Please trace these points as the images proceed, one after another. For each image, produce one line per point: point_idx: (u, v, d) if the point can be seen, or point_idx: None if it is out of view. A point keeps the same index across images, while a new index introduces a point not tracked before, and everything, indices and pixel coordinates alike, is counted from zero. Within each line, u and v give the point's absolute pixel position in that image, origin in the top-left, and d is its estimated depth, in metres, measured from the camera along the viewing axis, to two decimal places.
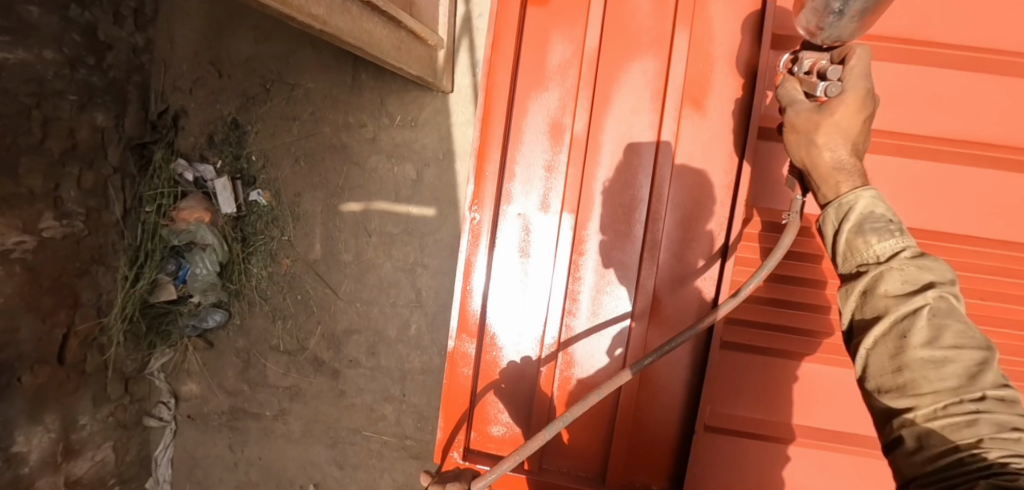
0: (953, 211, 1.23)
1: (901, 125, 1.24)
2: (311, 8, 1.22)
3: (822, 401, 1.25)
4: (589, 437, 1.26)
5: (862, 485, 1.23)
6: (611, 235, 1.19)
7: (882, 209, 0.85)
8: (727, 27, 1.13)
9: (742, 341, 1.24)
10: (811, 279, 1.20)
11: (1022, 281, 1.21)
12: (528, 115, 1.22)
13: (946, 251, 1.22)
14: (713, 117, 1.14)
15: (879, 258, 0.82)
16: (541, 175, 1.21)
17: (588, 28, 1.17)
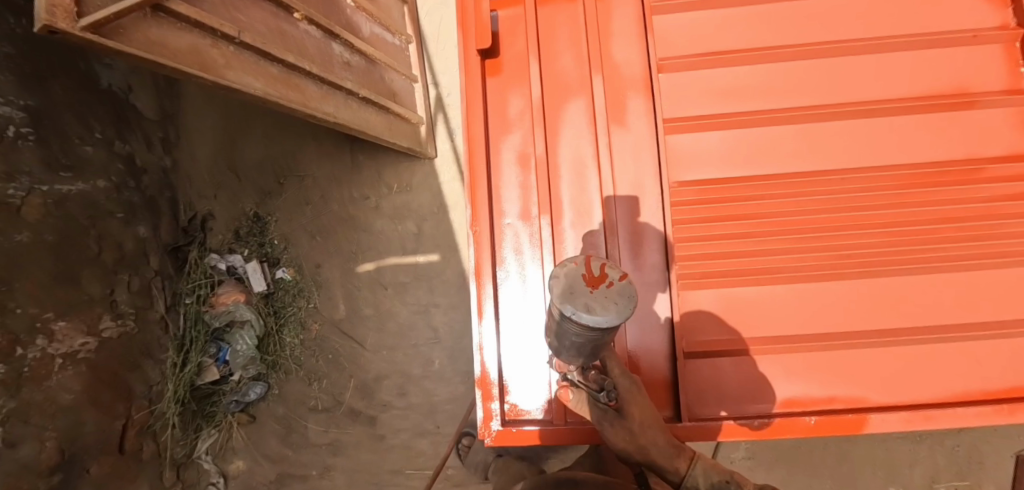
0: (857, 145, 1.48)
1: (803, 92, 1.51)
2: (324, 108, 1.80)
3: (781, 313, 1.43)
4: None
5: (848, 385, 1.39)
6: (581, 226, 1.53)
7: (714, 474, 1.25)
8: (628, 65, 1.57)
9: (696, 277, 1.45)
10: (739, 215, 1.45)
11: (933, 183, 1.41)
12: (500, 152, 1.58)
13: (860, 173, 1.45)
14: (633, 127, 1.54)
15: None
16: (519, 194, 1.56)
17: (532, 84, 1.60)
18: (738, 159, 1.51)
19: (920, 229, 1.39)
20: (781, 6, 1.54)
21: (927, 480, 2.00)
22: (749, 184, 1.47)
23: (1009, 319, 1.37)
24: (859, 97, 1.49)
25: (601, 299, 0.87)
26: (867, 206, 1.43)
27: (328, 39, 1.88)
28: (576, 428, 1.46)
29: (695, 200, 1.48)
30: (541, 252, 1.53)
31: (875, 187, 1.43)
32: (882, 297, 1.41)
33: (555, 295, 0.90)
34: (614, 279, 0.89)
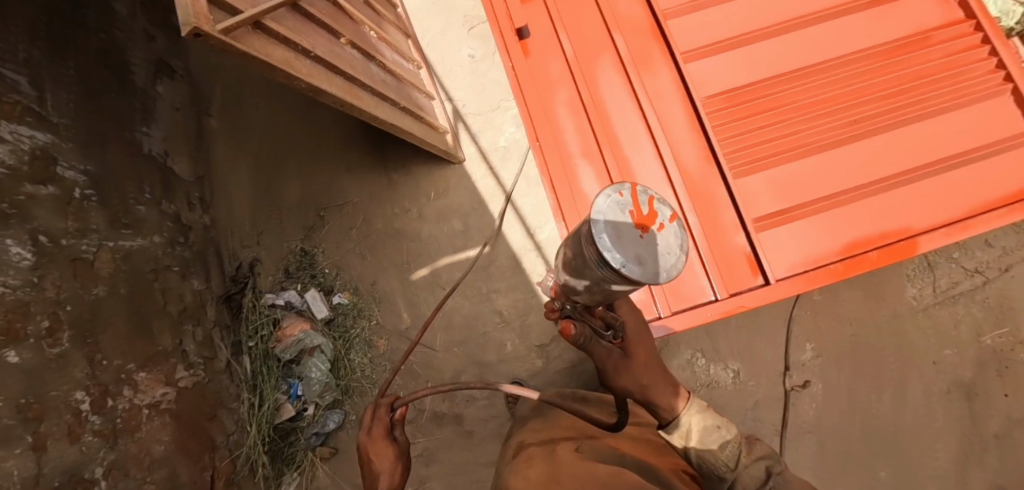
0: (836, 40, 1.81)
1: (782, 11, 1.84)
2: (379, 112, 2.00)
3: (822, 177, 1.70)
4: (693, 278, 1.68)
5: (896, 221, 1.64)
6: (634, 150, 1.78)
7: (709, 420, 1.28)
8: (638, 18, 1.87)
9: (743, 166, 1.72)
10: (756, 114, 1.78)
11: (897, 56, 1.78)
12: (551, 108, 1.86)
13: (843, 60, 1.79)
14: (655, 62, 1.82)
15: (726, 458, 1.25)
16: (578, 139, 1.82)
17: (562, 49, 1.88)
18: (746, 69, 1.81)
19: (897, 91, 1.75)
20: None
21: (972, 334, 2.24)
22: (757, 89, 1.79)
23: (993, 140, 1.68)
24: (826, 6, 1.83)
25: (646, 247, 0.88)
26: (854, 84, 1.77)
27: (366, 59, 2.11)
28: (683, 312, 1.65)
29: (721, 110, 1.78)
30: (609, 180, 1.77)
31: (857, 69, 1.78)
32: (895, 147, 1.70)
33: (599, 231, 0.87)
34: (660, 223, 0.91)
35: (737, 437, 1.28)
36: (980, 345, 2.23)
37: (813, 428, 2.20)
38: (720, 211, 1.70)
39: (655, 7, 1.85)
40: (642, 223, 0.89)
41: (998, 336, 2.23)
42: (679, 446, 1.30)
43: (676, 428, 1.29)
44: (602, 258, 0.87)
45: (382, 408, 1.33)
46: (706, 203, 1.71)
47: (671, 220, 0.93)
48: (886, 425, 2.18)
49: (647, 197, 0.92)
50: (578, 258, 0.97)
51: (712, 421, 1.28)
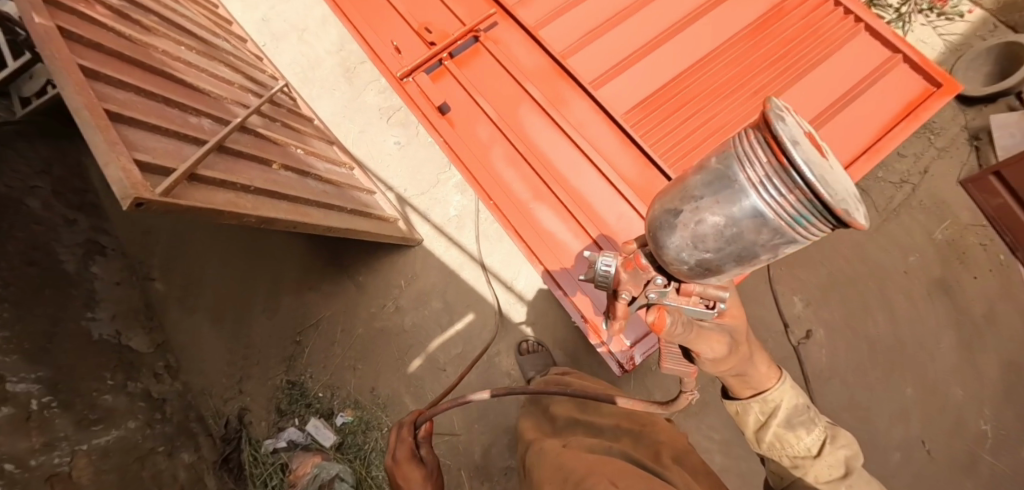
0: (715, 27, 1.99)
1: (662, 16, 2.00)
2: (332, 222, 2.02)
3: None
4: None
5: None
6: (580, 180, 1.86)
7: (797, 402, 1.20)
8: (540, 64, 2.00)
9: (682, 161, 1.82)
10: (675, 109, 1.87)
11: (769, 26, 1.98)
12: (493, 168, 1.95)
13: (728, 42, 1.96)
14: (570, 97, 1.94)
15: (801, 443, 1.17)
16: (526, 187, 1.91)
17: (484, 112, 1.99)
18: (650, 77, 1.94)
19: (782, 55, 1.94)
20: None
21: (925, 235, 2.57)
22: (668, 88, 1.90)
23: (871, 71, 1.90)
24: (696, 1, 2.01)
25: (836, 180, 0.76)
26: (745, 59, 1.94)
27: (303, 176, 2.15)
28: None
29: (643, 117, 1.88)
30: (566, 214, 1.85)
31: (742, 46, 1.95)
32: (798, 102, 1.87)
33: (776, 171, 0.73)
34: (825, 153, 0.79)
35: (823, 422, 1.21)
36: (934, 242, 2.55)
37: (830, 374, 2.42)
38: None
39: (551, 49, 1.97)
40: (816, 155, 0.77)
41: (946, 230, 2.56)
42: (759, 418, 1.22)
43: (756, 400, 1.22)
44: (810, 201, 0.73)
45: (406, 427, 1.30)
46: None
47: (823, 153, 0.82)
48: (884, 340, 2.46)
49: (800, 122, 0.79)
50: (744, 228, 0.79)
51: (801, 402, 1.21)
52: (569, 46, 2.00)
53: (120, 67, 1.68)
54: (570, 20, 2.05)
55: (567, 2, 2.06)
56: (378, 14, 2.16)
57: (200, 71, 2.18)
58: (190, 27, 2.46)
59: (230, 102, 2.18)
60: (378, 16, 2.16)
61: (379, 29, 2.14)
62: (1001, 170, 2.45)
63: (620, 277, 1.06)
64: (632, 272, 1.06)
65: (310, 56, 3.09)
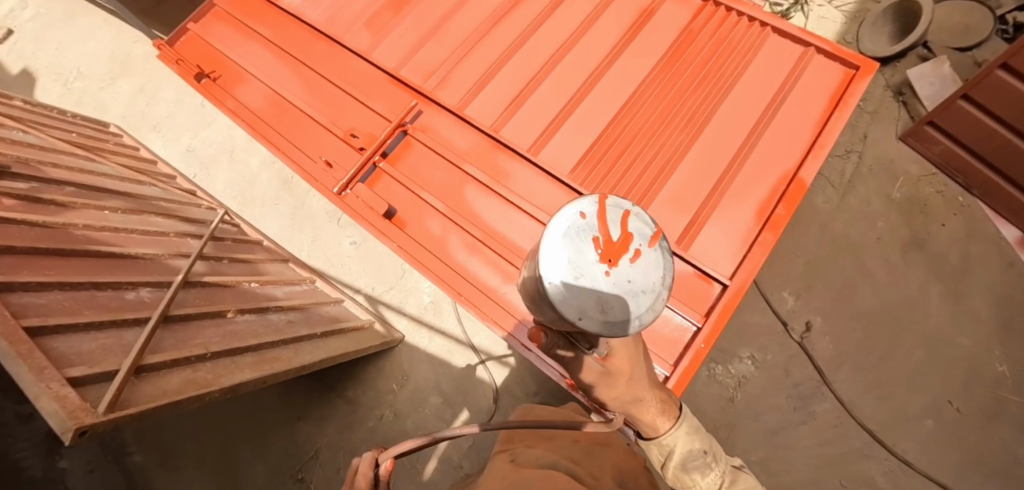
0: (633, 64, 2.00)
1: (580, 68, 2.01)
2: (303, 357, 1.93)
3: (702, 174, 1.80)
4: (668, 321, 1.67)
5: (775, 171, 1.79)
6: None
7: (695, 448, 1.36)
8: (475, 143, 1.97)
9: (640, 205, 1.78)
10: (618, 156, 1.86)
11: (684, 50, 2.00)
12: (456, 259, 1.88)
13: (649, 76, 1.96)
14: (513, 169, 1.91)
15: (696, 479, 1.37)
16: (493, 270, 1.84)
17: (432, 205, 1.93)
18: (584, 129, 1.92)
19: (703, 76, 1.95)
20: (523, 46, 2.09)
21: (883, 197, 2.60)
22: (604, 135, 1.89)
23: (790, 70, 1.93)
24: (607, 46, 2.03)
25: (629, 276, 0.86)
26: (670, 89, 1.94)
27: (262, 313, 2.03)
28: (682, 357, 1.62)
29: (589, 170, 1.85)
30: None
31: (664, 77, 1.96)
32: (732, 118, 1.87)
33: (558, 262, 0.84)
34: (640, 246, 0.88)
35: (714, 460, 1.40)
36: (893, 201, 2.59)
37: (841, 359, 2.38)
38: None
39: (482, 127, 1.95)
40: (616, 251, 0.86)
41: (901, 188, 2.61)
42: (661, 458, 1.38)
43: (659, 444, 1.34)
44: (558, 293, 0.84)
45: (365, 463, 1.06)
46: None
47: (657, 241, 0.90)
48: (879, 310, 2.44)
49: (622, 212, 0.88)
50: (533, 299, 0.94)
51: (696, 446, 1.37)
52: (499, 119, 1.98)
53: (36, 267, 1.54)
54: (492, 93, 2.04)
55: (484, 77, 2.06)
56: (302, 132, 2.11)
57: (129, 232, 2.04)
58: (111, 185, 2.32)
59: (169, 257, 2.04)
60: (302, 133, 2.11)
61: (307, 146, 2.08)
62: (933, 119, 2.49)
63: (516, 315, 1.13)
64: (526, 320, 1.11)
65: (243, 172, 2.96)
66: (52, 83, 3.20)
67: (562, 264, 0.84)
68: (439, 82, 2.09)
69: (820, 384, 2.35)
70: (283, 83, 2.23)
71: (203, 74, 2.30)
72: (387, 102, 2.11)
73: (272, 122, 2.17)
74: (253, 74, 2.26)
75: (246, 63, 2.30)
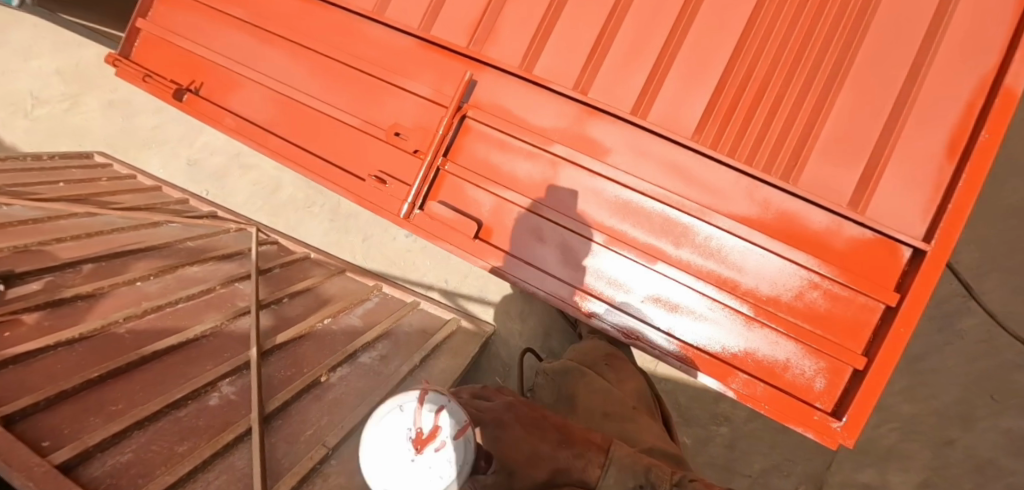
0: None
1: None
2: None
3: (867, 107, 1.37)
4: (848, 305, 1.37)
5: (968, 83, 1.33)
6: (682, 239, 1.46)
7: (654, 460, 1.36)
8: (560, 116, 1.54)
9: (793, 163, 1.41)
10: (751, 104, 1.44)
11: None
12: (568, 268, 1.52)
13: None
14: (617, 142, 1.50)
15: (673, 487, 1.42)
16: (621, 275, 1.49)
17: (524, 207, 1.53)
18: (700, 67, 1.45)
19: None
20: None
21: None
22: (729, 73, 1.44)
23: None
24: None
25: (432, 464, 0.94)
26: None
27: (352, 361, 1.79)
28: (877, 346, 1.34)
29: (720, 126, 1.44)
30: (687, 291, 1.45)
31: None
32: (901, 13, 1.37)
33: (380, 450, 0.95)
34: (445, 440, 0.96)
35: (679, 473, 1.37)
36: None
37: (991, 265, 2.08)
38: (808, 221, 1.39)
39: (568, 92, 1.50)
40: (426, 440, 0.95)
41: None
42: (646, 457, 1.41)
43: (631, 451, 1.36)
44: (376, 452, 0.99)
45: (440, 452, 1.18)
46: (791, 224, 1.40)
47: (462, 433, 0.98)
48: None
49: (437, 410, 0.98)
50: None
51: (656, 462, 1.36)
52: (583, 80, 1.53)
53: (100, 408, 1.30)
54: (562, 39, 1.55)
55: (548, 25, 1.56)
56: (333, 141, 1.68)
57: (174, 303, 1.76)
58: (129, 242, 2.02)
59: (227, 321, 1.77)
60: (335, 143, 1.68)
61: (346, 158, 1.66)
62: None
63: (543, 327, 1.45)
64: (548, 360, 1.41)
65: (262, 178, 2.57)
66: (13, 116, 2.72)
67: (380, 464, 0.95)
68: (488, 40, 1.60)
69: (967, 298, 2.09)
70: (287, 81, 1.74)
71: (182, 89, 1.80)
72: (428, 80, 1.64)
73: (292, 134, 1.72)
74: (246, 76, 1.76)
75: (231, 62, 1.78)
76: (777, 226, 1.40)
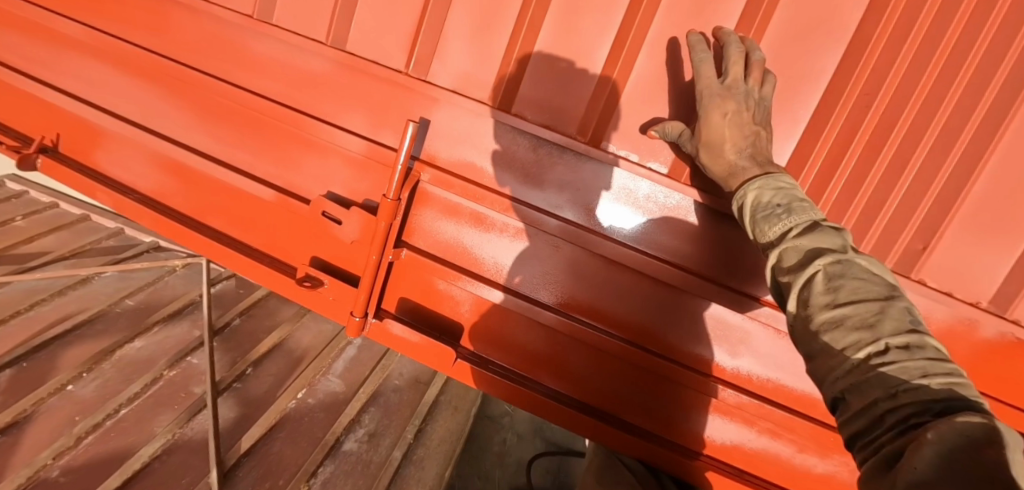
0: None
1: None
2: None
3: None
4: None
5: None
6: (742, 347, 1.09)
7: (767, 194, 0.83)
8: (559, 175, 1.05)
9: (912, 243, 1.01)
10: (861, 160, 1.00)
11: None
12: (581, 380, 1.17)
13: None
14: (646, 218, 1.05)
15: (779, 236, 0.79)
16: (651, 387, 1.15)
17: (519, 309, 1.12)
18: (780, 100, 0.99)
19: None
20: None
21: None
22: (825, 108, 0.98)
23: None
24: None
25: None
26: None
27: (336, 453, 1.59)
28: None
29: (811, 190, 1.01)
30: (744, 415, 1.13)
31: None
32: None
33: None
34: None
35: (795, 213, 0.79)
36: None
37: None
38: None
39: (578, 147, 1.02)
40: None
41: None
42: (752, 220, 0.84)
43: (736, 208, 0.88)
44: None
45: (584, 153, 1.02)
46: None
47: None
48: None
49: None
50: None
51: (773, 198, 0.83)
52: (597, 125, 1.02)
53: None
54: (566, 57, 1.01)
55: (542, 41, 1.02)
56: (253, 217, 1.23)
57: (115, 412, 1.48)
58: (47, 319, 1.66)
59: (176, 429, 1.48)
60: (254, 222, 1.23)
61: (273, 245, 1.24)
62: None
63: (566, 285, 1.12)
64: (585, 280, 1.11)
65: None
66: None
67: None
68: (452, 66, 1.05)
69: None
70: (176, 132, 1.24)
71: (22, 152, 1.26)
72: (360, 125, 1.11)
73: (193, 209, 1.27)
74: (116, 127, 1.24)
75: (98, 106, 1.26)
76: None
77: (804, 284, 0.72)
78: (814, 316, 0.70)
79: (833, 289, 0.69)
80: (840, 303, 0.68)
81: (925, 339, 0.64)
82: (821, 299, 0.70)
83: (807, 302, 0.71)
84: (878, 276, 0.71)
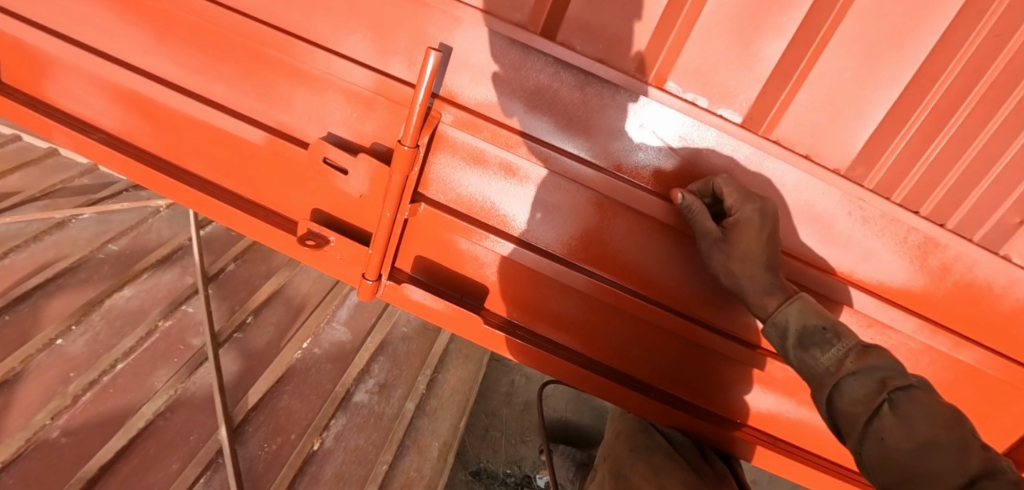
0: None
1: None
2: (429, 440, 1.62)
3: None
4: (997, 393, 1.05)
5: None
6: None
7: (812, 317, 0.87)
8: (600, 120, 0.90)
9: (1007, 216, 0.89)
10: (977, 118, 0.83)
11: None
12: (612, 346, 1.09)
13: None
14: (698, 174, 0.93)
15: (834, 365, 0.84)
16: (685, 353, 1.07)
17: (546, 270, 1.01)
18: (894, 38, 0.79)
19: None
20: None
21: None
22: (945, 51, 0.79)
23: None
24: None
25: None
26: None
27: (347, 405, 1.55)
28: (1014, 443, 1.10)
29: (907, 151, 0.87)
30: (786, 387, 1.07)
31: None
32: None
33: None
34: None
35: (839, 339, 0.84)
36: None
37: None
38: (995, 302, 0.96)
39: (636, 86, 0.85)
40: None
41: None
42: (791, 342, 0.88)
43: (769, 326, 0.91)
44: None
45: (626, 96, 0.88)
46: (969, 307, 0.97)
47: None
48: None
49: None
50: None
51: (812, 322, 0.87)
52: (659, 62, 0.85)
53: None
54: None
55: None
56: (243, 165, 1.06)
57: (113, 365, 1.33)
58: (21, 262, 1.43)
59: (177, 384, 1.36)
60: (244, 172, 1.07)
61: (268, 198, 1.09)
62: None
63: (589, 235, 0.99)
64: (617, 229, 0.98)
65: None
66: None
67: None
68: None
69: None
70: (146, 63, 1.03)
71: None
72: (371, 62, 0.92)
73: (171, 153, 1.10)
74: (71, 53, 1.03)
75: (47, 25, 1.04)
76: (946, 299, 0.97)
77: (875, 415, 0.77)
78: (896, 445, 0.74)
79: (907, 420, 0.75)
80: (921, 434, 0.73)
81: (1001, 461, 0.70)
82: (896, 428, 0.75)
83: (884, 433, 0.76)
84: (940, 401, 0.76)
